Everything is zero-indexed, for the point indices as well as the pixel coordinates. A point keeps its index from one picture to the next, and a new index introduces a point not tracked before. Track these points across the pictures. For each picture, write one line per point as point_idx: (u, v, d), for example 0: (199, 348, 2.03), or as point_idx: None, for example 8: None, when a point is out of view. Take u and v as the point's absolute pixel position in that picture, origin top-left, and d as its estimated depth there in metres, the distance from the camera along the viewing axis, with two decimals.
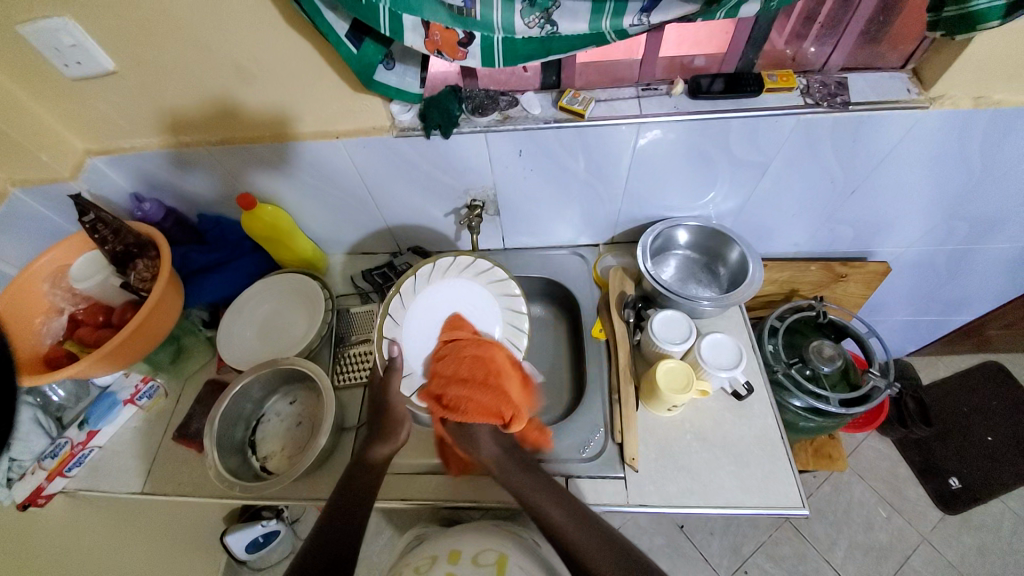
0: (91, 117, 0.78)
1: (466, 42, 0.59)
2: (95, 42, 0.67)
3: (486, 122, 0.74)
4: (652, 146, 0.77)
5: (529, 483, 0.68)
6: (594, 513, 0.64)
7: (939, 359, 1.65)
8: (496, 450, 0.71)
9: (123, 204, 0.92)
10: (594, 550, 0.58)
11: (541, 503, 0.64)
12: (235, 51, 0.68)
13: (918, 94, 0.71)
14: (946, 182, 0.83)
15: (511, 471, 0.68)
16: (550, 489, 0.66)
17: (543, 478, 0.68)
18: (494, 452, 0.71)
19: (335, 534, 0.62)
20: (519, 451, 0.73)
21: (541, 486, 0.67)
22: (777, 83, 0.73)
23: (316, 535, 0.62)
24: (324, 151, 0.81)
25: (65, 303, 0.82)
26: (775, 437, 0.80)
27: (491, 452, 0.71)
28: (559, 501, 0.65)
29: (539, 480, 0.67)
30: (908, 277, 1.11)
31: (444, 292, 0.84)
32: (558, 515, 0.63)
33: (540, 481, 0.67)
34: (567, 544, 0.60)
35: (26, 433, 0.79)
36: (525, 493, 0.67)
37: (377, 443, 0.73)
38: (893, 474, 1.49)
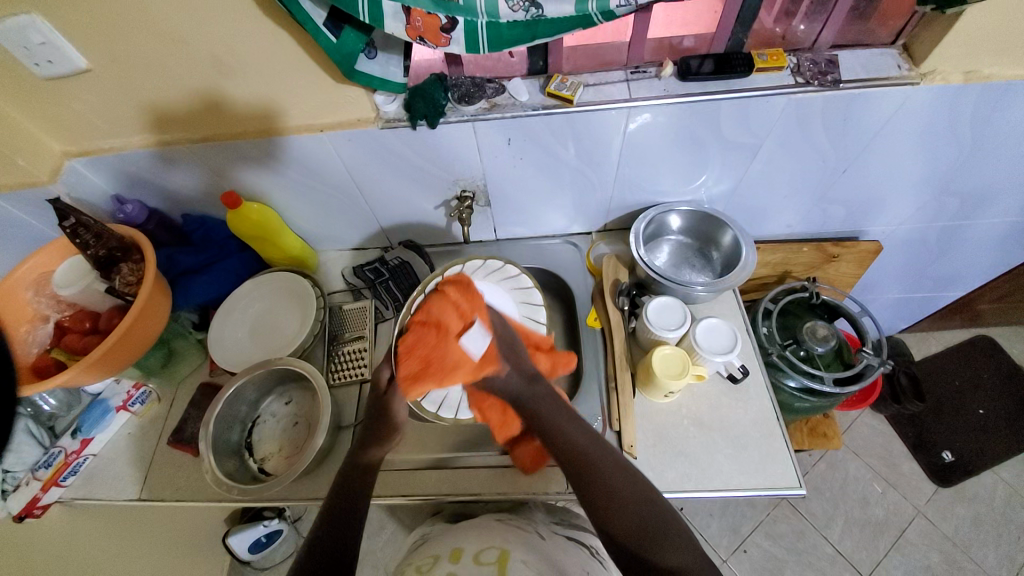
0: (65, 118, 0.76)
1: (449, 28, 0.57)
2: (64, 39, 0.65)
3: (473, 110, 0.73)
4: (643, 130, 0.76)
5: (565, 423, 0.68)
6: (627, 468, 0.63)
7: (930, 334, 1.67)
8: (516, 380, 0.73)
9: (103, 206, 0.89)
10: (625, 495, 0.60)
11: (569, 451, 0.65)
12: (211, 44, 0.66)
13: (908, 70, 0.71)
14: (938, 159, 0.83)
15: (542, 409, 0.70)
16: (582, 438, 0.66)
17: (576, 424, 0.68)
18: (512, 381, 0.73)
19: (338, 525, 0.63)
20: (539, 386, 0.73)
21: (574, 431, 0.67)
22: (768, 62, 0.71)
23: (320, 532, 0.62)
24: (310, 145, 0.79)
25: (50, 310, 0.81)
26: (770, 416, 0.81)
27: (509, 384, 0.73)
28: (591, 449, 0.65)
29: (570, 418, 0.69)
30: (900, 255, 1.12)
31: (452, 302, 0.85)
32: (590, 458, 0.64)
33: (571, 419, 0.69)
34: (591, 488, 0.61)
35: (18, 445, 0.79)
36: (557, 435, 0.67)
37: (370, 446, 0.72)
38: (886, 449, 1.52)
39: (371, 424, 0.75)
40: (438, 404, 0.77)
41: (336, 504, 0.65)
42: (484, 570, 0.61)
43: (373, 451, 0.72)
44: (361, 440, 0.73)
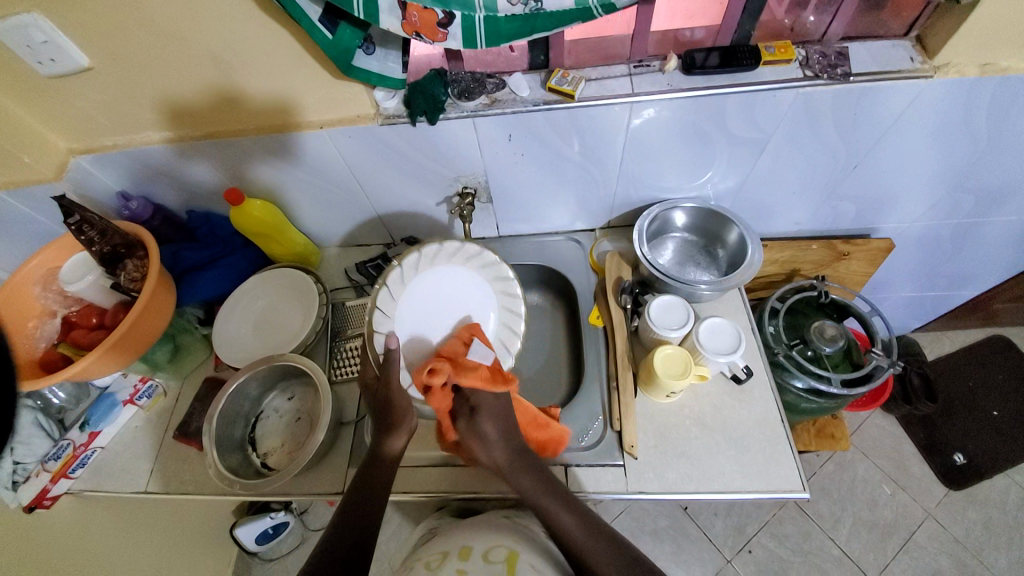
0: (70, 115, 0.76)
1: (446, 23, 0.56)
2: (67, 37, 0.65)
3: (473, 106, 0.72)
4: (646, 126, 0.75)
5: (558, 509, 0.64)
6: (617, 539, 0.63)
7: (945, 334, 1.63)
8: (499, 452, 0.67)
9: (109, 203, 0.90)
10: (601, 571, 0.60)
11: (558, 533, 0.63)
12: (211, 41, 0.66)
13: (921, 63, 0.68)
14: (952, 154, 0.80)
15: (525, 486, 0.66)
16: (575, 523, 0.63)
17: (563, 502, 0.65)
18: (498, 454, 0.67)
19: (358, 518, 0.63)
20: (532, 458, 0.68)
21: (565, 516, 0.64)
22: (776, 55, 0.69)
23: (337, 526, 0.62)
24: (311, 142, 0.79)
25: (57, 306, 0.82)
26: (775, 418, 0.79)
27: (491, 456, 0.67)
28: (587, 540, 0.62)
29: (562, 499, 0.65)
30: (913, 253, 1.09)
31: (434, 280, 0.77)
32: (566, 525, 0.63)
33: (562, 500, 0.65)
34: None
35: (28, 438, 0.79)
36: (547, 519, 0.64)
37: (383, 436, 0.69)
38: (897, 450, 1.49)
39: (376, 419, 0.70)
40: (426, 394, 0.72)
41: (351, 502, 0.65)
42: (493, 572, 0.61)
43: (391, 445, 0.69)
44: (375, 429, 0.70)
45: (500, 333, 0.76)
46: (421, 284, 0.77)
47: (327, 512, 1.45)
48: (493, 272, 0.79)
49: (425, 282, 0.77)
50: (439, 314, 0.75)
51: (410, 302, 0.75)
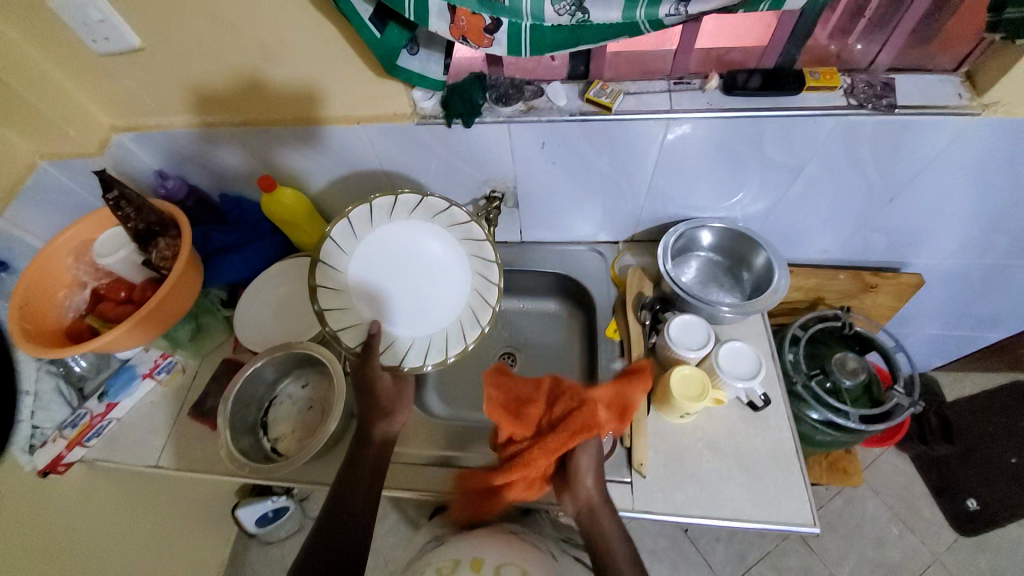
0: (116, 93, 0.79)
1: (492, 29, 0.56)
2: (122, 19, 0.67)
3: (509, 112, 0.72)
4: (681, 143, 0.74)
5: (610, 526, 0.66)
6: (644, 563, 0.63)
7: (968, 376, 1.58)
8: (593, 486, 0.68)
9: (146, 181, 0.92)
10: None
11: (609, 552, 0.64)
12: (259, 31, 0.67)
13: (969, 100, 0.67)
14: (994, 193, 0.78)
15: (602, 512, 0.67)
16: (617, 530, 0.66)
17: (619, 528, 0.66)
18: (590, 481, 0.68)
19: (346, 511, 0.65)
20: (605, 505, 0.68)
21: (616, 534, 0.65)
22: (820, 80, 0.68)
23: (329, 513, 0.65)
24: (345, 136, 0.80)
25: (87, 278, 0.84)
26: (790, 449, 0.78)
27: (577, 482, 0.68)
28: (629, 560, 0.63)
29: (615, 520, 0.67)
30: (942, 290, 1.06)
31: (380, 242, 0.81)
32: (614, 548, 0.64)
33: (615, 521, 0.67)
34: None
35: (47, 403, 0.82)
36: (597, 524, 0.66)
37: (376, 420, 0.73)
38: (909, 490, 1.45)
39: (365, 403, 0.75)
40: (404, 354, 0.81)
41: (338, 493, 0.67)
42: None
43: (381, 426, 0.73)
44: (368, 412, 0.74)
45: (473, 275, 0.82)
46: (366, 248, 0.81)
47: None
48: (448, 219, 0.81)
49: (372, 245, 0.81)
50: (392, 279, 0.81)
51: (362, 273, 0.81)
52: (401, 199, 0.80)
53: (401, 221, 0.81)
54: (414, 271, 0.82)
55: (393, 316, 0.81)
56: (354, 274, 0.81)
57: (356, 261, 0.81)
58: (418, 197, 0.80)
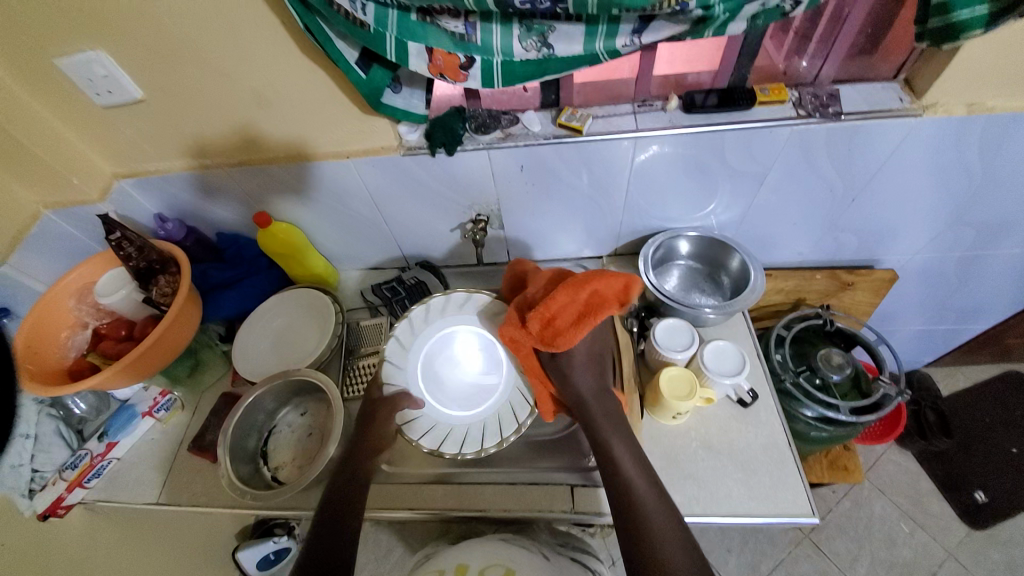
0: (120, 143, 0.84)
1: (467, 65, 0.62)
2: (124, 73, 0.72)
3: (487, 139, 0.78)
4: (652, 160, 0.80)
5: (623, 454, 0.68)
6: (670, 512, 0.63)
7: (958, 370, 1.61)
8: (591, 386, 0.74)
9: (146, 224, 0.97)
10: (674, 560, 0.57)
11: (626, 490, 0.64)
12: (253, 79, 0.72)
13: (910, 103, 0.73)
14: (949, 187, 0.84)
15: (614, 441, 0.69)
16: (641, 478, 0.66)
17: (641, 468, 0.67)
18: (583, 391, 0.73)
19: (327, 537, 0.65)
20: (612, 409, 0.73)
21: (630, 467, 0.66)
22: (770, 96, 0.74)
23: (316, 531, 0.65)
24: (337, 170, 0.84)
25: (89, 318, 0.86)
26: (782, 443, 0.80)
27: (577, 391, 0.73)
28: (646, 495, 0.64)
29: (633, 456, 0.68)
30: (917, 285, 1.10)
31: (429, 342, 0.85)
32: (639, 488, 0.64)
33: (634, 457, 0.68)
34: (645, 535, 0.60)
35: (48, 445, 0.83)
36: (618, 471, 0.66)
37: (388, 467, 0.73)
38: (914, 488, 1.46)
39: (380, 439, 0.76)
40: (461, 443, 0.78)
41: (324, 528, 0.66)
42: None
43: None
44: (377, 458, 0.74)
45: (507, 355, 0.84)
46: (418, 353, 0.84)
47: None
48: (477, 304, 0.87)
49: (421, 352, 0.84)
50: (447, 378, 0.83)
51: (427, 392, 0.82)
52: (457, 295, 0.87)
53: (439, 320, 0.86)
54: (467, 362, 0.84)
55: (463, 409, 0.81)
56: (410, 378, 0.82)
57: (409, 366, 0.83)
58: (466, 293, 0.87)
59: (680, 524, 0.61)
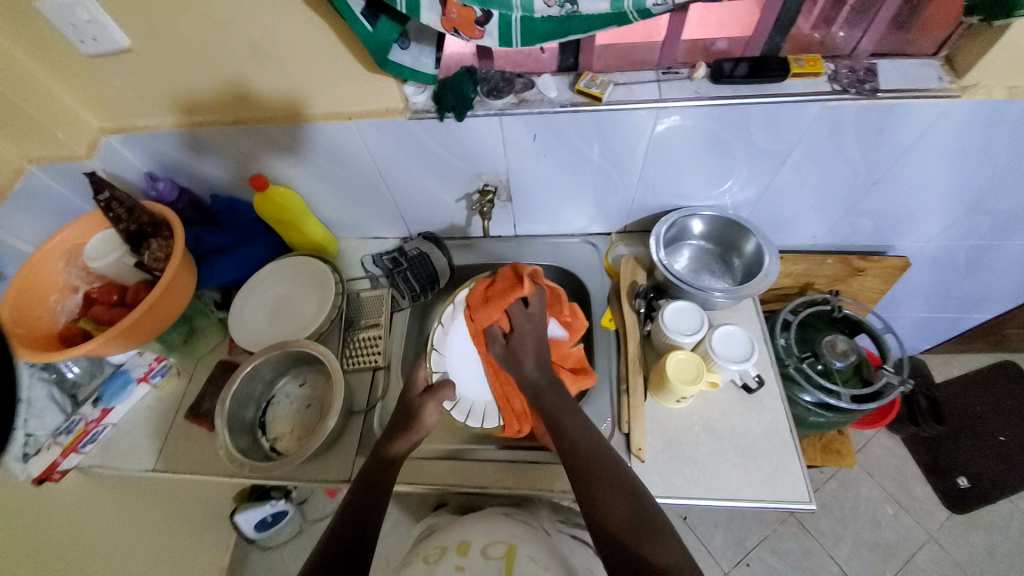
0: (106, 95, 0.78)
1: (484, 22, 0.57)
2: (109, 17, 0.66)
3: (500, 104, 0.73)
4: (670, 132, 0.75)
5: (568, 420, 0.70)
6: (620, 467, 0.65)
7: (952, 358, 1.62)
8: (532, 368, 0.76)
9: (136, 184, 0.92)
10: (614, 511, 0.59)
11: (575, 450, 0.66)
12: (249, 29, 0.67)
13: (949, 83, 0.69)
14: (975, 175, 0.80)
15: (551, 403, 0.72)
16: (581, 435, 0.68)
17: (585, 429, 0.69)
18: (536, 377, 0.76)
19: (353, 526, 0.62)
20: (560, 384, 0.76)
21: (577, 433, 0.68)
22: (804, 67, 0.69)
23: (340, 517, 0.63)
24: (337, 133, 0.80)
25: (80, 281, 0.83)
26: (786, 429, 0.79)
27: (531, 379, 0.76)
28: (589, 449, 0.66)
29: (575, 418, 0.70)
30: (927, 273, 1.09)
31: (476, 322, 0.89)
32: (575, 442, 0.67)
33: (575, 418, 0.70)
34: (591, 496, 0.61)
35: (41, 409, 0.81)
36: (559, 430, 0.69)
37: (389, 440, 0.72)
38: (900, 471, 1.48)
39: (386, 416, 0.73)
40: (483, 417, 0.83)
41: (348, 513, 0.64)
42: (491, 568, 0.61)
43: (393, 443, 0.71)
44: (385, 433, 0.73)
45: None
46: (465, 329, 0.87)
47: (327, 503, 1.45)
48: None
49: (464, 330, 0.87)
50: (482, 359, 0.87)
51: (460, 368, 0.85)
52: None
53: None
54: None
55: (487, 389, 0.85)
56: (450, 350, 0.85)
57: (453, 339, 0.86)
58: None
59: (627, 477, 0.63)
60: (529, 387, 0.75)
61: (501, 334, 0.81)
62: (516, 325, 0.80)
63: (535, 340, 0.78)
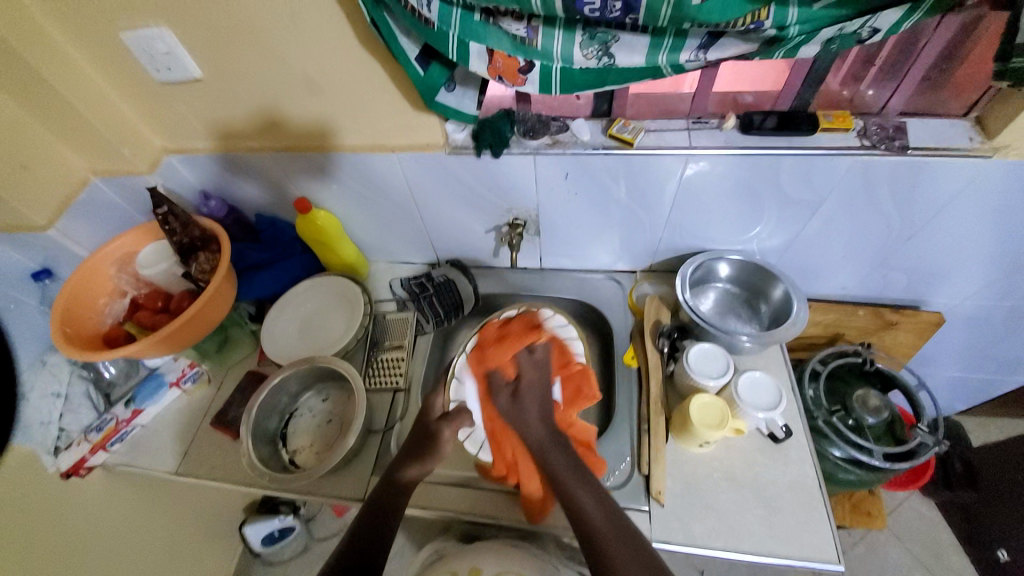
0: (174, 119, 0.85)
1: (526, 70, 0.61)
2: (185, 51, 0.73)
3: (535, 144, 0.77)
4: (698, 177, 0.77)
5: (580, 490, 0.66)
6: (639, 541, 0.63)
7: (990, 420, 1.54)
8: (542, 431, 0.73)
9: (190, 200, 0.99)
10: None
11: (591, 526, 0.63)
12: (309, 67, 0.73)
13: (979, 143, 0.69)
14: (1011, 234, 0.79)
15: (563, 470, 0.69)
16: (597, 508, 0.65)
17: (597, 496, 0.66)
18: (540, 434, 0.73)
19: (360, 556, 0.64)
20: (565, 440, 0.73)
21: (589, 500, 0.65)
22: (833, 123, 0.72)
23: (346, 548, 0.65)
24: (380, 162, 0.84)
25: (128, 287, 0.88)
26: (812, 485, 0.77)
27: (537, 434, 0.73)
28: (608, 529, 0.63)
29: (589, 485, 0.67)
30: (962, 330, 1.06)
31: None
32: (588, 509, 0.64)
33: (589, 486, 0.67)
34: (609, 573, 0.59)
35: (76, 406, 0.86)
36: (574, 502, 0.65)
37: (406, 462, 0.73)
38: (934, 539, 1.40)
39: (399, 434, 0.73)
40: None
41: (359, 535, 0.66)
42: None
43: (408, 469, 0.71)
44: (401, 456, 0.74)
45: None
46: None
47: (334, 522, 1.44)
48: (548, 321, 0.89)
49: None
50: None
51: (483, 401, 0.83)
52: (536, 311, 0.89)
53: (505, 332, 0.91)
54: None
55: None
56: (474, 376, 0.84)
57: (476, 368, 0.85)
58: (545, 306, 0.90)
59: (646, 554, 0.61)
60: (535, 445, 0.72)
61: (507, 385, 0.77)
62: (522, 372, 0.78)
63: (539, 392, 0.76)
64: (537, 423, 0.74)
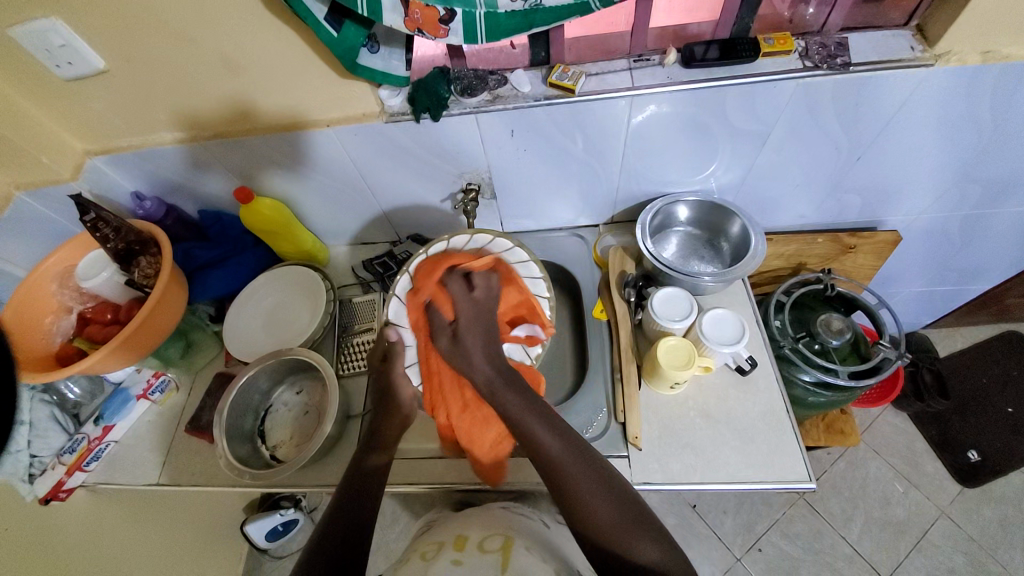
0: (89, 119, 0.80)
1: (447, 19, 0.57)
2: (83, 41, 0.67)
3: (475, 102, 0.73)
4: (648, 121, 0.76)
5: (539, 423, 0.64)
6: (603, 467, 0.63)
7: (957, 330, 1.60)
8: (491, 377, 0.68)
9: (124, 204, 0.94)
10: (602, 511, 0.58)
11: (548, 458, 0.62)
12: (220, 42, 0.68)
13: (922, 52, 0.69)
14: (957, 143, 0.80)
15: (515, 408, 0.65)
16: (557, 439, 0.63)
17: (556, 427, 0.64)
18: (487, 373, 0.68)
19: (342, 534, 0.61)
20: (518, 379, 0.69)
21: (548, 433, 0.63)
22: (775, 46, 0.69)
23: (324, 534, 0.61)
24: (318, 140, 0.80)
25: (74, 302, 0.84)
26: (780, 410, 0.79)
27: (484, 372, 0.68)
28: (568, 454, 0.62)
29: (547, 420, 0.65)
30: (921, 245, 1.08)
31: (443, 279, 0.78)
32: (545, 440, 0.63)
33: (547, 421, 0.65)
34: (574, 501, 0.59)
35: (44, 430, 0.82)
36: (531, 436, 0.63)
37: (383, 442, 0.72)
38: (909, 448, 1.47)
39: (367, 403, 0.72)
40: None
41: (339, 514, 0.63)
42: (486, 561, 0.61)
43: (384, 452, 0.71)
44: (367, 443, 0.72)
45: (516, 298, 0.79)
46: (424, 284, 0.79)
47: None
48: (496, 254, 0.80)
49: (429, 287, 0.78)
50: None
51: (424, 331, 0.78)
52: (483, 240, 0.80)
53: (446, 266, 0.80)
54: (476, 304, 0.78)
55: None
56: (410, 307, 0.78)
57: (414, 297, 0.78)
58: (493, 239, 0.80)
59: (608, 473, 0.62)
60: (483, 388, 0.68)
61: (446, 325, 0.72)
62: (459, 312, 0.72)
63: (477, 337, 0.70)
64: (479, 359, 0.69)
